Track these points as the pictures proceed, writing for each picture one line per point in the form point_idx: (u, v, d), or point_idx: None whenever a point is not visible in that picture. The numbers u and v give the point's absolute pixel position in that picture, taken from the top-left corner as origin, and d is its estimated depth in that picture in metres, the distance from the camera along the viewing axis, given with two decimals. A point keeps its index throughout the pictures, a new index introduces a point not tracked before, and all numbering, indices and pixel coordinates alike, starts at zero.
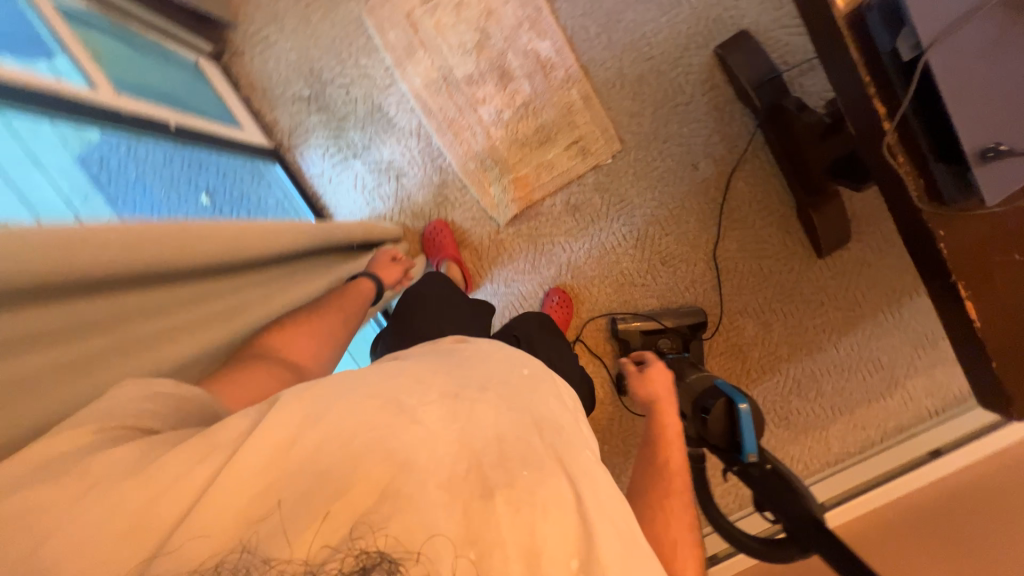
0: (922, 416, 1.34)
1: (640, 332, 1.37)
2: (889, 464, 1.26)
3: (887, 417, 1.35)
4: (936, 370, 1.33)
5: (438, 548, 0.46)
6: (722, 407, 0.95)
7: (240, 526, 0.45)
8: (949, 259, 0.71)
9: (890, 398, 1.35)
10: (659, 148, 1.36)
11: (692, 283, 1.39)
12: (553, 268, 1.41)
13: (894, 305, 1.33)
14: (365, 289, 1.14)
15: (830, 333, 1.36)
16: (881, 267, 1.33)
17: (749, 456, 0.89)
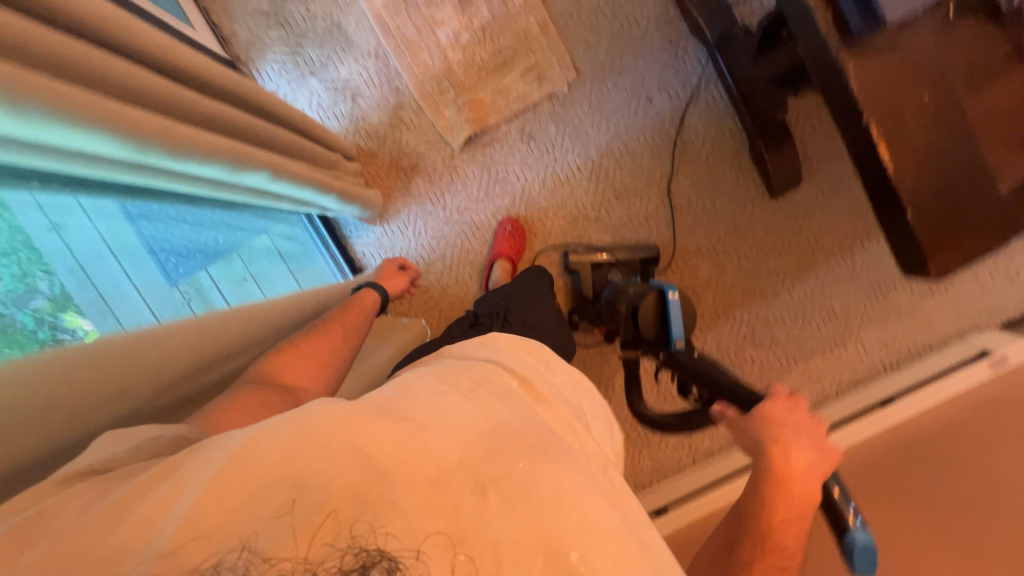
0: (876, 369, 1.42)
1: (590, 265, 1.34)
2: (852, 408, 1.31)
3: (843, 369, 1.42)
4: (887, 320, 1.41)
5: (433, 544, 0.41)
6: (652, 301, 0.98)
7: (245, 523, 0.41)
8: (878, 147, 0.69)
9: (846, 349, 1.42)
10: (614, 80, 1.34)
11: (646, 219, 1.40)
12: (508, 198, 1.40)
13: (848, 252, 1.41)
14: (371, 300, 1.08)
15: (784, 279, 1.41)
16: (835, 211, 1.40)
17: (677, 343, 0.95)
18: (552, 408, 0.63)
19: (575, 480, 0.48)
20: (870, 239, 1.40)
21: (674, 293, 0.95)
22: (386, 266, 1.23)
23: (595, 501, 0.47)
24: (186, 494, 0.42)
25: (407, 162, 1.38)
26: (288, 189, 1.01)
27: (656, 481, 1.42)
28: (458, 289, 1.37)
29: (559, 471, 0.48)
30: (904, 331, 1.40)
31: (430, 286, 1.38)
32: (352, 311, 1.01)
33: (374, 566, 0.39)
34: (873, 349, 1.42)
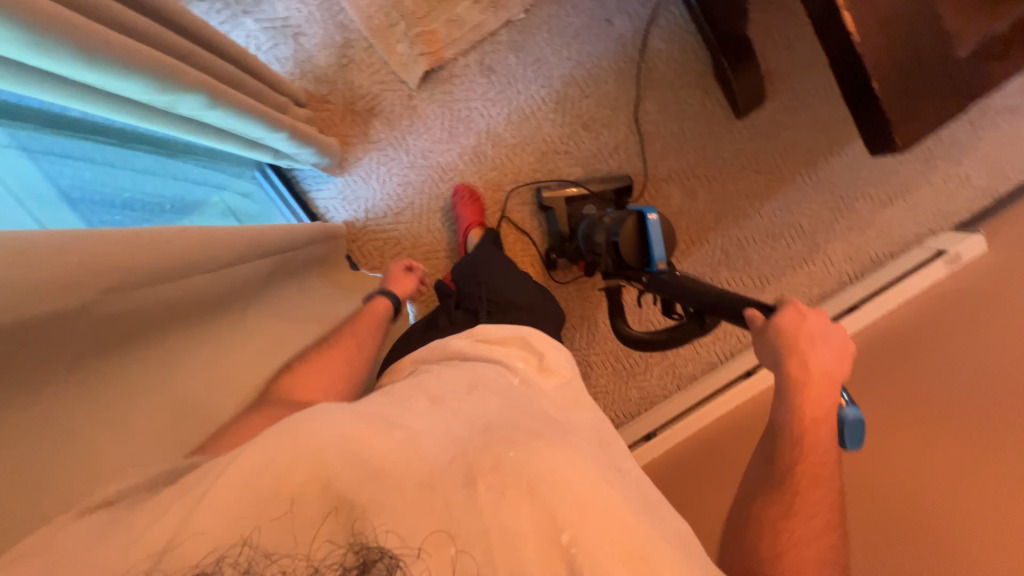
0: (843, 281, 1.48)
1: (563, 200, 1.32)
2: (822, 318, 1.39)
3: (813, 284, 1.48)
4: (850, 232, 1.47)
5: (434, 541, 0.49)
6: (630, 225, 0.97)
7: (240, 524, 0.48)
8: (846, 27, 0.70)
9: (814, 266, 1.48)
10: (572, 4, 1.32)
11: (615, 148, 1.38)
12: (473, 136, 1.36)
13: (811, 168, 1.43)
14: (382, 307, 1.11)
15: (751, 201, 1.44)
16: (800, 127, 1.42)
17: (659, 265, 0.94)
18: (550, 403, 0.73)
19: (566, 462, 0.55)
20: (831, 154, 1.43)
21: (655, 216, 0.95)
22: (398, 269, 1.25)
23: (593, 486, 0.54)
24: (190, 507, 0.48)
25: (362, 106, 1.32)
26: (241, 127, 0.87)
27: (644, 409, 1.47)
28: (430, 238, 1.37)
29: (545, 452, 0.55)
30: (866, 241, 1.47)
31: (401, 237, 1.38)
32: (365, 325, 1.05)
33: (376, 563, 0.46)
34: (839, 262, 1.48)
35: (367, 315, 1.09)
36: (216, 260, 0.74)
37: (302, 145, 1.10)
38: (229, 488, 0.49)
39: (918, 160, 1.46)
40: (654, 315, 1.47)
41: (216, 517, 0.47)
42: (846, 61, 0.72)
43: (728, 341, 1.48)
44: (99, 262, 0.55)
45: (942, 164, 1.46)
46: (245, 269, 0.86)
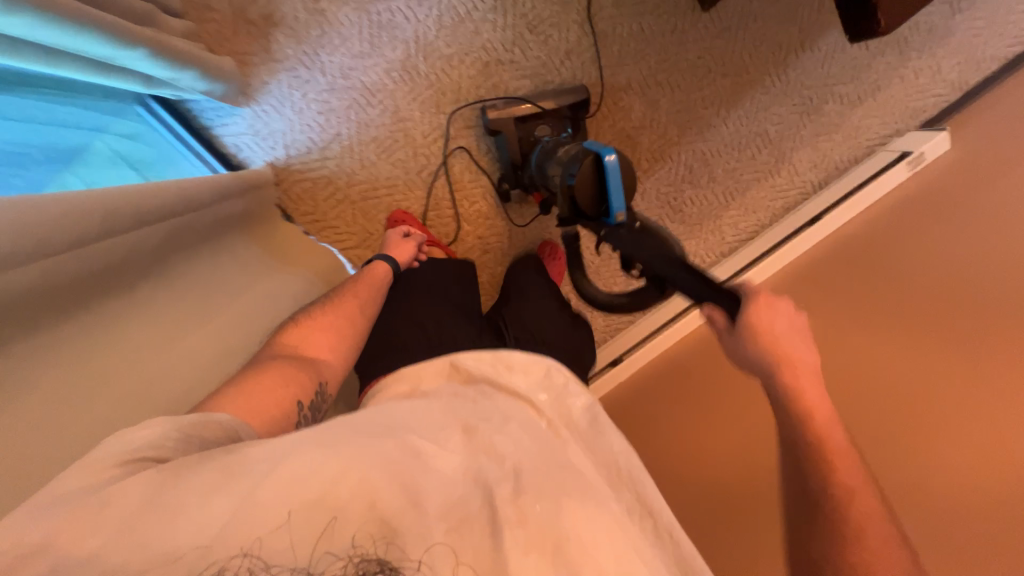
0: (806, 191, 1.44)
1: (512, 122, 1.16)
2: (784, 233, 1.37)
3: (776, 197, 1.44)
4: (817, 137, 1.39)
5: (438, 552, 0.46)
6: (587, 169, 0.77)
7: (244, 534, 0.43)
8: None
9: (779, 176, 1.42)
10: None
11: (567, 54, 1.20)
12: (399, 46, 1.14)
13: (782, 67, 1.31)
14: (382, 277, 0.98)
15: (716, 108, 1.32)
16: (769, 20, 1.28)
17: (618, 216, 0.74)
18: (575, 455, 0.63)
19: (593, 523, 0.52)
20: (803, 49, 1.30)
21: (615, 156, 0.74)
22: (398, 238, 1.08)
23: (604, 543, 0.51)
24: (220, 495, 0.44)
25: (257, 12, 1.08)
26: (79, 40, 0.67)
27: (609, 338, 1.46)
28: (365, 175, 1.21)
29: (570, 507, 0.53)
30: (833, 147, 1.40)
31: (333, 177, 1.20)
32: (361, 286, 0.94)
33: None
34: (804, 171, 1.42)
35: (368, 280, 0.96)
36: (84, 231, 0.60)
37: (177, 66, 0.89)
38: (267, 489, 0.45)
39: (891, 51, 1.35)
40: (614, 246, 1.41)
41: (241, 520, 0.43)
42: None
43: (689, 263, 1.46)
44: None
45: (915, 55, 1.36)
46: (141, 237, 0.73)
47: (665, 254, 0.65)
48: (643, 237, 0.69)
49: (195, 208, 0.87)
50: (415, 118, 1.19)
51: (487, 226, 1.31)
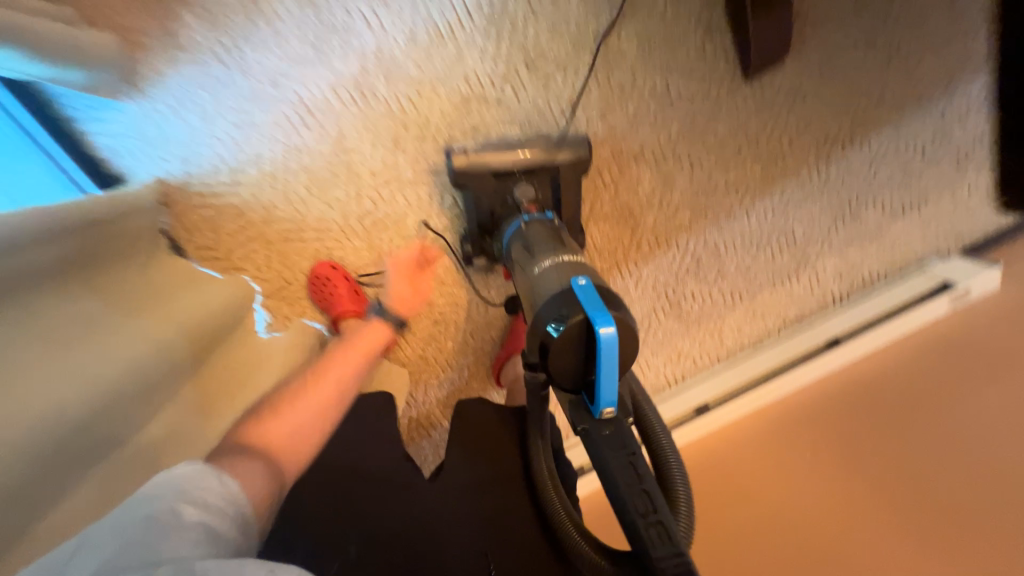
0: (824, 303, 1.24)
1: (488, 173, 0.89)
2: (788, 353, 1.18)
3: (790, 305, 1.22)
4: (847, 246, 1.18)
5: None
6: (573, 334, 0.52)
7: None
8: None
9: (797, 282, 1.20)
10: None
11: (571, 102, 0.94)
12: (355, 61, 0.88)
13: (824, 161, 1.08)
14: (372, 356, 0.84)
15: (743, 196, 1.08)
16: (820, 101, 1.02)
17: (605, 412, 0.52)
18: None
19: None
20: (852, 143, 1.07)
21: (611, 328, 0.50)
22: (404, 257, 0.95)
23: None
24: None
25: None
26: None
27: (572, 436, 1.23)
28: (288, 212, 0.93)
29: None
30: (864, 259, 1.19)
31: (244, 207, 0.93)
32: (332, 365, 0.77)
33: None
34: (827, 280, 1.21)
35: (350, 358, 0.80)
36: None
37: None
38: None
39: (951, 163, 1.13)
40: None
41: None
42: None
43: (679, 363, 1.25)
44: None
45: (973, 172, 1.15)
46: None
47: (652, 516, 0.47)
48: (623, 479, 0.49)
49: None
50: (363, 152, 0.92)
51: (442, 293, 1.05)
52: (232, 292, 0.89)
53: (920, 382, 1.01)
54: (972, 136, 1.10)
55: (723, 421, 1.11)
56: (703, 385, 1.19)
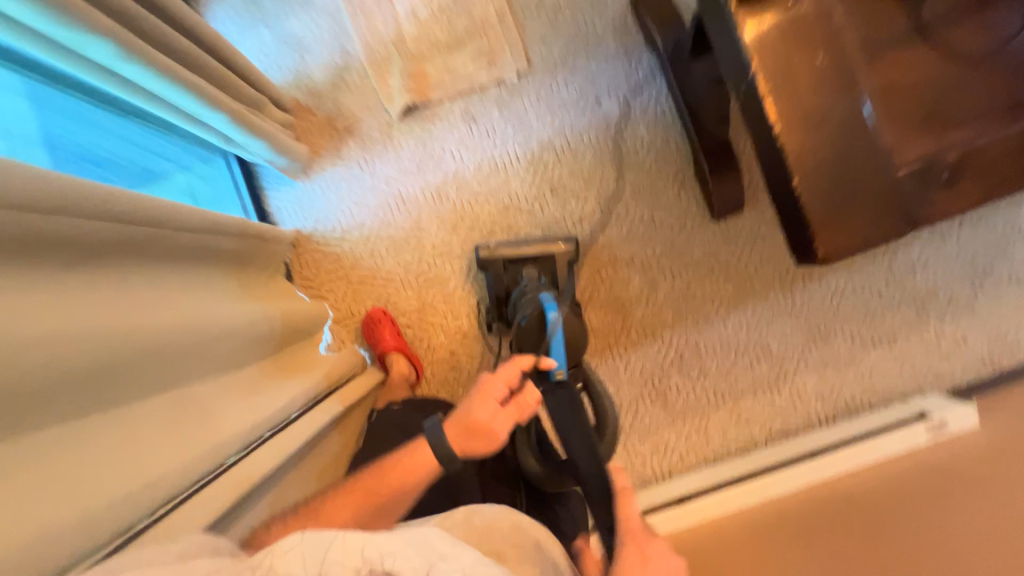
0: (811, 422, 1.32)
1: (502, 260, 1.22)
2: (771, 460, 1.24)
3: (774, 416, 1.32)
4: (824, 367, 1.32)
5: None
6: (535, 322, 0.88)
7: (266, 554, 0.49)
8: (824, 136, 0.58)
9: (778, 394, 1.32)
10: (564, 78, 1.30)
11: (581, 218, 1.31)
12: (440, 175, 1.31)
13: (788, 290, 1.32)
14: (418, 487, 0.80)
15: (720, 307, 1.32)
16: (778, 243, 1.31)
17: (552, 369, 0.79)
18: None
19: None
20: (812, 279, 1.31)
21: (553, 311, 0.80)
22: (493, 384, 0.81)
23: None
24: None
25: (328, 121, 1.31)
26: (148, 77, 0.77)
27: None
28: (370, 264, 1.31)
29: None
30: (842, 382, 1.30)
31: (343, 256, 1.31)
32: (354, 494, 0.78)
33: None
34: (808, 398, 1.32)
35: (377, 488, 0.79)
36: (95, 237, 0.64)
37: (253, 136, 1.06)
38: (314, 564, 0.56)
39: (910, 308, 1.31)
40: None
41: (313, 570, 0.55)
42: (818, 168, 0.58)
43: (666, 455, 1.32)
44: None
45: (936, 319, 1.31)
46: (129, 262, 0.72)
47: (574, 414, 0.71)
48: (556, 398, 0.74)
49: (185, 236, 0.83)
50: (431, 232, 1.31)
51: (464, 344, 1.31)
52: (314, 309, 1.23)
53: (896, 498, 1.05)
54: (922, 287, 1.30)
55: (705, 514, 1.15)
56: (688, 478, 1.26)
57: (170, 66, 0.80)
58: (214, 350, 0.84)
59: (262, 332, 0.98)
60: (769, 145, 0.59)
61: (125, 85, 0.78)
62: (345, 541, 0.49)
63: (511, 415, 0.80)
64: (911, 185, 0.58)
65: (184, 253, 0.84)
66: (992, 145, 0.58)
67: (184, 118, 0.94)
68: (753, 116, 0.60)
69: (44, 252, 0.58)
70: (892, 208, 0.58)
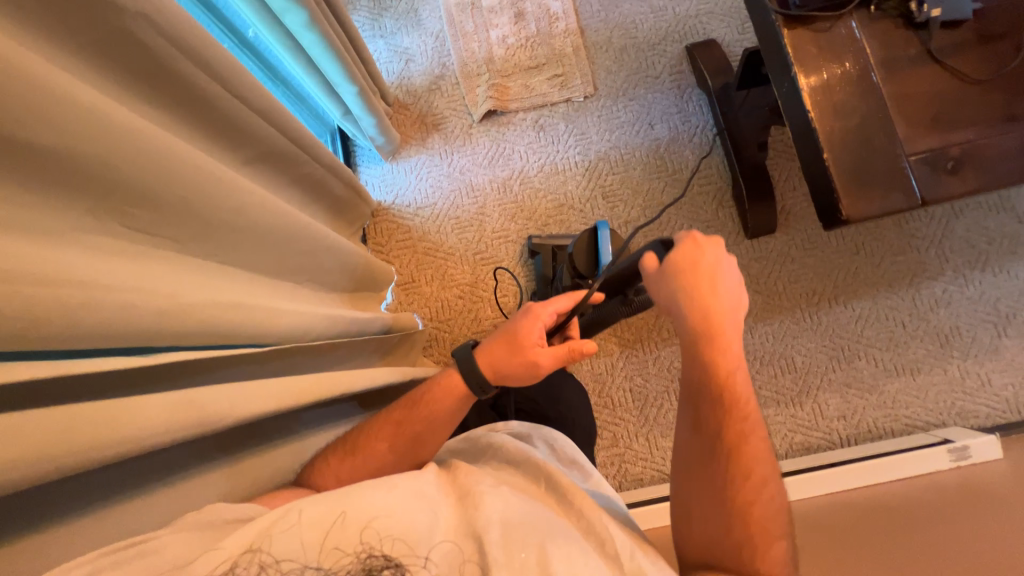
0: (833, 441, 1.34)
1: (551, 247, 1.37)
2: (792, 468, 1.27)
3: (797, 430, 1.35)
4: (847, 388, 1.37)
5: (435, 546, 0.59)
6: (587, 237, 1.16)
7: (257, 531, 0.57)
8: (849, 126, 0.73)
9: (801, 408, 1.37)
10: (624, 104, 1.52)
11: (627, 222, 1.46)
12: (507, 171, 1.51)
13: (815, 310, 1.41)
14: (452, 418, 0.83)
15: (748, 318, 1.41)
16: (806, 266, 1.42)
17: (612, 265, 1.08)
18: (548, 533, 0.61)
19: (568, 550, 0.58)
20: (838, 303, 1.41)
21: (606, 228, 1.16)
22: (537, 320, 0.84)
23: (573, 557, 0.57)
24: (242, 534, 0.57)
25: (421, 118, 1.55)
26: (318, 45, 1.00)
27: None
28: (435, 238, 1.49)
29: (558, 554, 0.57)
30: (865, 405, 1.34)
31: (413, 229, 1.49)
32: (388, 425, 0.81)
33: (381, 569, 0.56)
34: (830, 417, 1.36)
35: (411, 419, 0.81)
36: (274, 147, 0.84)
37: (368, 112, 1.28)
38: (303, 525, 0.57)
39: (933, 342, 1.37)
40: (615, 395, 1.39)
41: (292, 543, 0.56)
42: (844, 148, 0.73)
43: None
44: (174, 102, 0.61)
45: (960, 357, 1.36)
46: (281, 174, 0.90)
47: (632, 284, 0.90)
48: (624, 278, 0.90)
49: (317, 169, 1.01)
50: (493, 217, 1.49)
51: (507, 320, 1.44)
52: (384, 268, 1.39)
53: (918, 512, 1.06)
54: (945, 323, 1.37)
55: None
56: None
57: (333, 39, 1.02)
58: (323, 262, 0.99)
59: (353, 267, 1.14)
60: (807, 130, 0.74)
61: (295, 50, 1.02)
62: (339, 528, 0.58)
63: (557, 350, 0.81)
64: (920, 171, 0.72)
65: (312, 184, 1.02)
66: (989, 146, 0.72)
67: (321, 83, 1.15)
68: (794, 109, 0.76)
69: (244, 145, 0.77)
70: (906, 186, 0.71)
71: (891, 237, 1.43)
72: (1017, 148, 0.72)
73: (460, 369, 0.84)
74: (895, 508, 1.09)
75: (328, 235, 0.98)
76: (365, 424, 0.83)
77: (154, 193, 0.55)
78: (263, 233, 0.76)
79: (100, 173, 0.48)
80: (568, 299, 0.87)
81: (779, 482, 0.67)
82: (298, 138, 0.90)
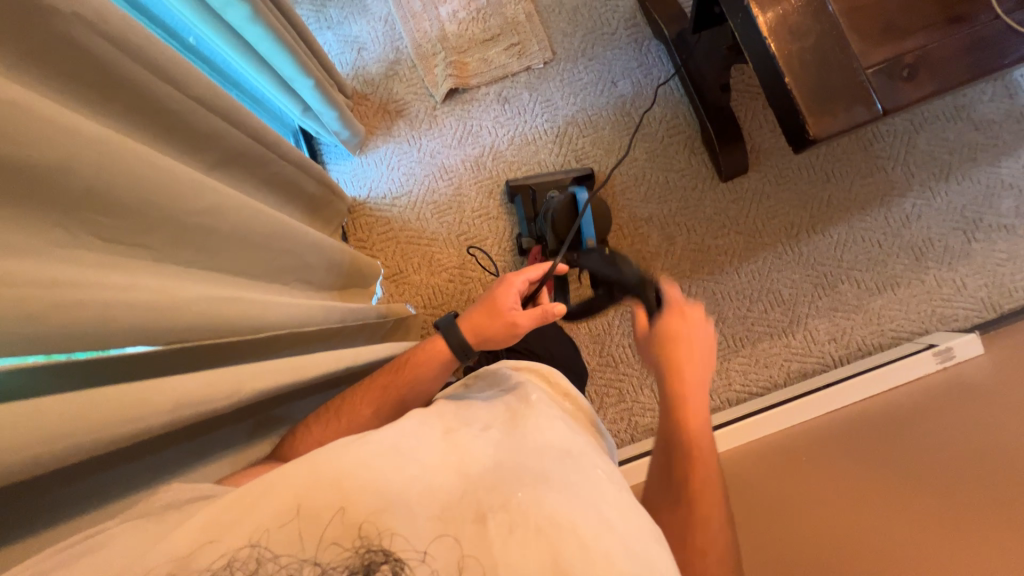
0: (826, 363, 1.40)
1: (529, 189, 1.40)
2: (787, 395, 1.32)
3: (791, 358, 1.40)
4: (834, 311, 1.42)
5: (439, 545, 0.51)
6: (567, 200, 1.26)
7: (254, 526, 0.51)
8: (805, 46, 0.75)
9: (793, 337, 1.42)
10: (584, 64, 1.51)
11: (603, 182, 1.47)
12: (478, 148, 1.50)
13: (793, 241, 1.45)
14: (437, 381, 0.84)
15: (730, 258, 1.44)
16: (780, 200, 1.46)
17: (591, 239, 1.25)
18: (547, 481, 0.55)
19: (573, 503, 0.53)
20: (815, 231, 1.45)
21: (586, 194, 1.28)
22: (511, 286, 0.87)
23: (580, 506, 0.53)
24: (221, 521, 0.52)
25: (383, 107, 1.52)
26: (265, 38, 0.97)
27: None
28: (416, 226, 1.47)
29: (555, 494, 0.54)
30: (852, 325, 1.40)
31: (392, 220, 1.48)
32: (374, 389, 0.81)
33: (381, 566, 0.49)
34: (821, 341, 1.41)
35: (397, 382, 0.81)
36: (237, 148, 0.82)
37: (329, 105, 1.25)
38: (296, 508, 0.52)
39: (908, 256, 1.43)
40: (614, 352, 1.42)
41: (280, 539, 0.50)
42: (803, 68, 0.74)
43: None
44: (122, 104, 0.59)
45: (934, 266, 1.42)
46: (248, 175, 0.87)
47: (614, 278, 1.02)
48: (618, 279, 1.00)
49: (284, 167, 0.98)
50: (470, 197, 1.48)
51: None
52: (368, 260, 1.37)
53: (912, 414, 1.12)
54: (918, 235, 1.42)
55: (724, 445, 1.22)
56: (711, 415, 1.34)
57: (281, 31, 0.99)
58: (306, 258, 0.97)
59: (339, 261, 1.13)
60: (766, 57, 0.76)
61: (242, 48, 0.98)
62: (337, 522, 0.51)
63: (533, 311, 0.84)
64: (877, 80, 0.74)
65: (281, 182, 0.99)
66: (939, 48, 0.74)
67: (276, 80, 1.12)
68: (750, 36, 0.77)
69: (204, 146, 0.75)
70: (865, 98, 0.73)
71: (858, 161, 1.47)
72: (965, 46, 0.74)
73: (443, 334, 0.85)
74: (890, 413, 1.14)
75: (307, 230, 0.96)
76: (350, 391, 0.82)
77: (121, 197, 0.53)
78: (237, 233, 0.74)
79: (58, 178, 0.45)
80: (540, 266, 0.91)
81: (729, 522, 0.67)
82: (261, 136, 0.87)
